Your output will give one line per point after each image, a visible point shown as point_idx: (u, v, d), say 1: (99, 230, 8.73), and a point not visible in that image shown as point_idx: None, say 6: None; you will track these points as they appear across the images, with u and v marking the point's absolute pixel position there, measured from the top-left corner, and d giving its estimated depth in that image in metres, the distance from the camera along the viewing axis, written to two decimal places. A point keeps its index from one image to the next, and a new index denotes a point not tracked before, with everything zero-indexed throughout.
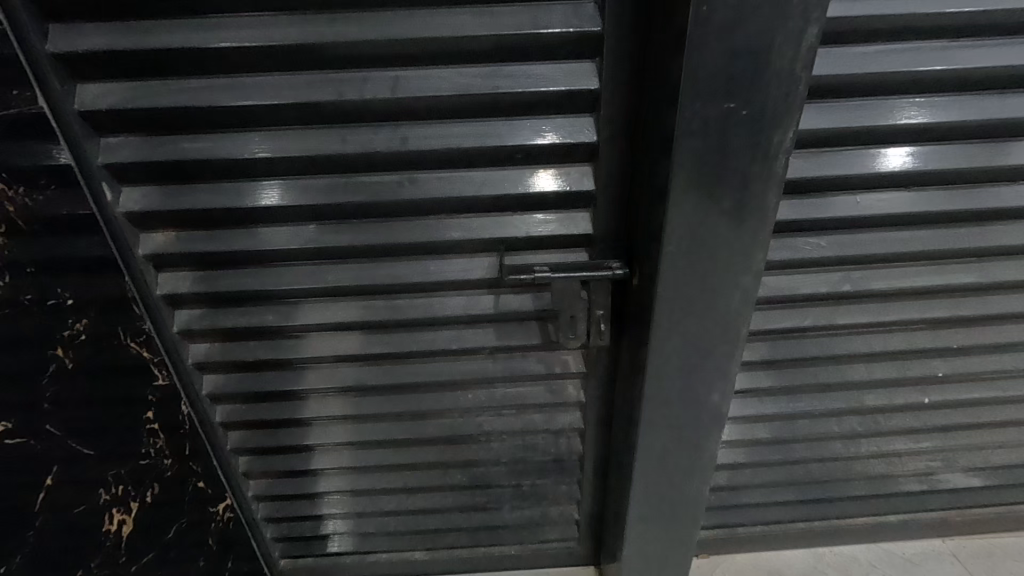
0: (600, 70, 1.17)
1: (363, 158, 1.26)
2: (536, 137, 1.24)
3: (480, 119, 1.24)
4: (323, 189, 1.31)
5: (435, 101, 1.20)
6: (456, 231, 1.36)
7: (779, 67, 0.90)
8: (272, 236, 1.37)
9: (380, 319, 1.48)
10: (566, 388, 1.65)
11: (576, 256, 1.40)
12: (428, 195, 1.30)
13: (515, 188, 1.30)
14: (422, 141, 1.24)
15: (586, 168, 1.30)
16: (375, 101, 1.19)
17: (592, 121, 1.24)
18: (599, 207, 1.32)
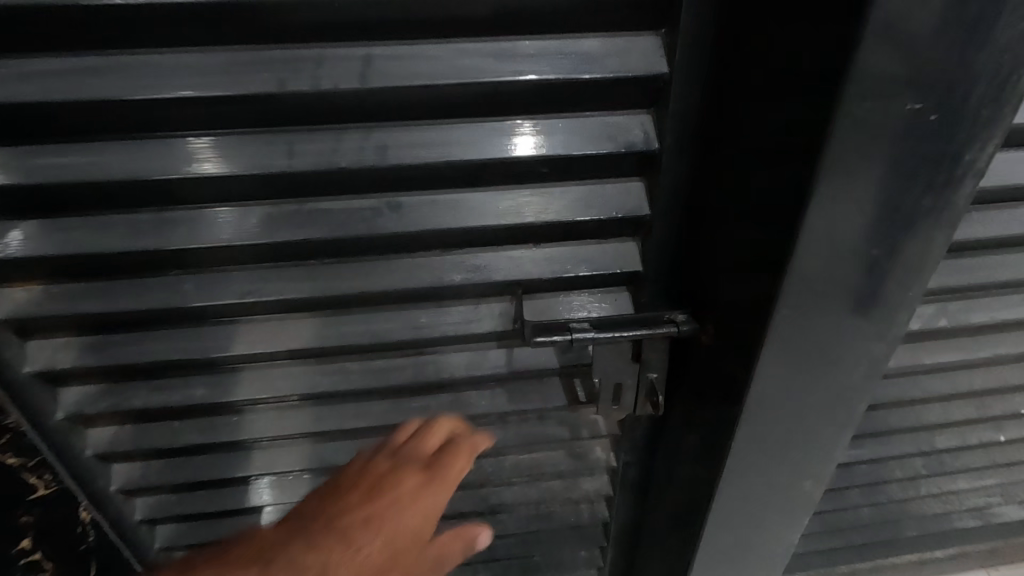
0: (671, 49, 0.80)
1: (323, 178, 0.86)
2: (571, 144, 0.87)
3: (493, 118, 0.86)
4: (265, 222, 0.90)
5: (430, 92, 0.81)
6: (459, 271, 0.99)
7: (1002, 45, 0.56)
8: (195, 286, 0.95)
9: (355, 388, 1.10)
10: (592, 451, 1.32)
11: (618, 299, 1.04)
12: (420, 226, 0.92)
13: (539, 214, 0.93)
14: (410, 151, 0.85)
15: (637, 184, 0.94)
16: (338, 93, 0.79)
17: (652, 121, 0.87)
18: (653, 238, 0.97)
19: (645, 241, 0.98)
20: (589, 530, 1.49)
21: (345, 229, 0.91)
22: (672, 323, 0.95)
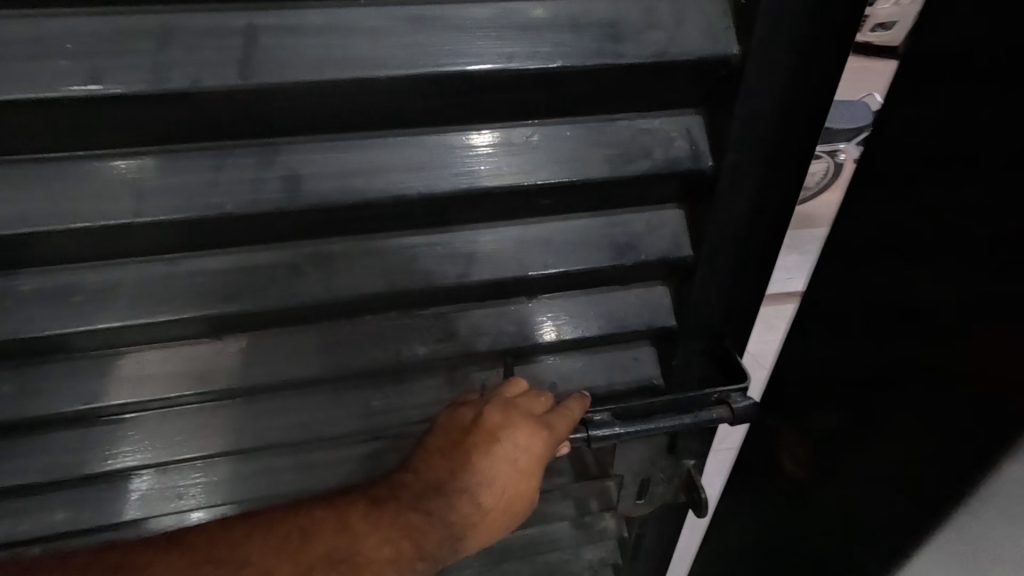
0: (746, 19, 0.51)
1: (203, 226, 0.55)
2: (583, 165, 0.59)
3: (465, 127, 0.56)
4: (118, 291, 0.58)
5: (366, 89, 0.50)
6: (425, 340, 0.70)
7: None
8: (13, 391, 0.62)
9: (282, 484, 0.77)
10: (601, 522, 1.06)
11: (641, 360, 0.76)
12: (364, 288, 0.62)
13: (535, 264, 0.65)
14: (338, 182, 0.55)
15: (676, 214, 0.66)
16: (210, 94, 0.48)
17: (704, 127, 0.59)
18: (695, 290, 0.70)
19: (682, 291, 0.71)
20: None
21: (247, 298, 0.61)
22: (724, 405, 0.73)
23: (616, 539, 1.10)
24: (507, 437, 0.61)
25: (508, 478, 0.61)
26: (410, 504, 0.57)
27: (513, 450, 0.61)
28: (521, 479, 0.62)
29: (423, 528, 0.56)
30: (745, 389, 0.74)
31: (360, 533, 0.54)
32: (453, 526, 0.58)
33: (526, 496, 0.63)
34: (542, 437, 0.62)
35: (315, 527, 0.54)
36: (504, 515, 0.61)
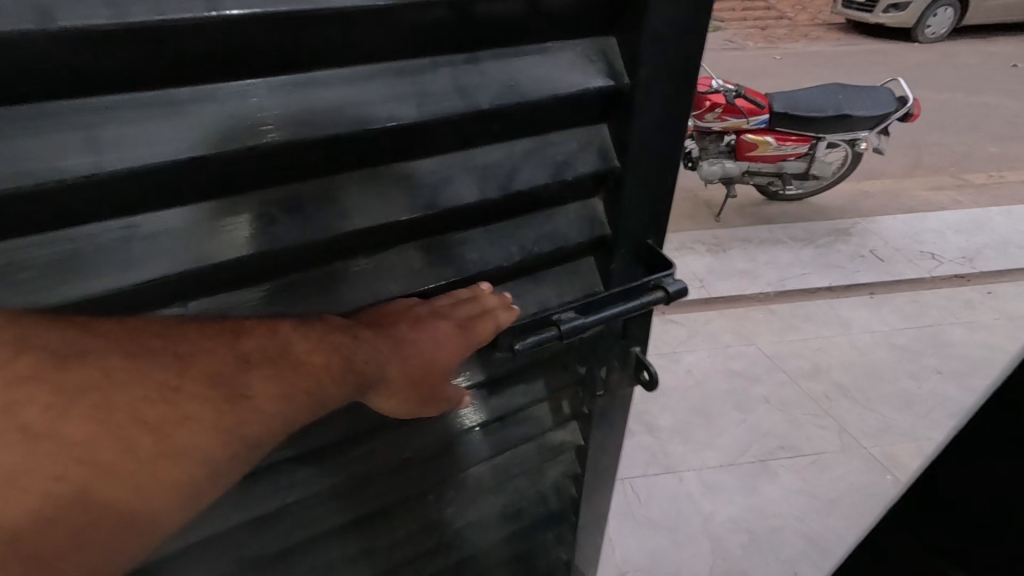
0: None
1: (160, 177, 0.57)
2: (523, 86, 0.69)
3: (415, 63, 0.65)
4: (66, 264, 0.57)
5: (321, 20, 0.57)
6: (394, 280, 0.75)
7: None
8: None
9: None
10: (557, 437, 1.14)
11: (582, 267, 0.88)
12: (331, 231, 0.67)
13: (491, 184, 0.74)
14: (302, 117, 0.61)
15: (602, 130, 0.79)
16: (173, 32, 0.52)
17: (616, 48, 0.73)
18: (624, 197, 0.82)
19: (615, 201, 0.83)
20: (558, 518, 1.25)
21: (206, 257, 0.62)
22: (659, 289, 0.83)
23: (573, 451, 1.18)
24: (432, 320, 0.72)
25: (426, 338, 0.70)
26: (341, 332, 0.65)
27: (437, 326, 0.71)
28: (440, 343, 0.71)
29: (351, 349, 0.65)
30: (673, 273, 0.84)
31: (292, 341, 0.62)
32: (377, 353, 0.67)
33: (446, 360, 0.72)
34: (460, 330, 0.72)
35: (246, 329, 0.60)
36: (422, 368, 0.71)
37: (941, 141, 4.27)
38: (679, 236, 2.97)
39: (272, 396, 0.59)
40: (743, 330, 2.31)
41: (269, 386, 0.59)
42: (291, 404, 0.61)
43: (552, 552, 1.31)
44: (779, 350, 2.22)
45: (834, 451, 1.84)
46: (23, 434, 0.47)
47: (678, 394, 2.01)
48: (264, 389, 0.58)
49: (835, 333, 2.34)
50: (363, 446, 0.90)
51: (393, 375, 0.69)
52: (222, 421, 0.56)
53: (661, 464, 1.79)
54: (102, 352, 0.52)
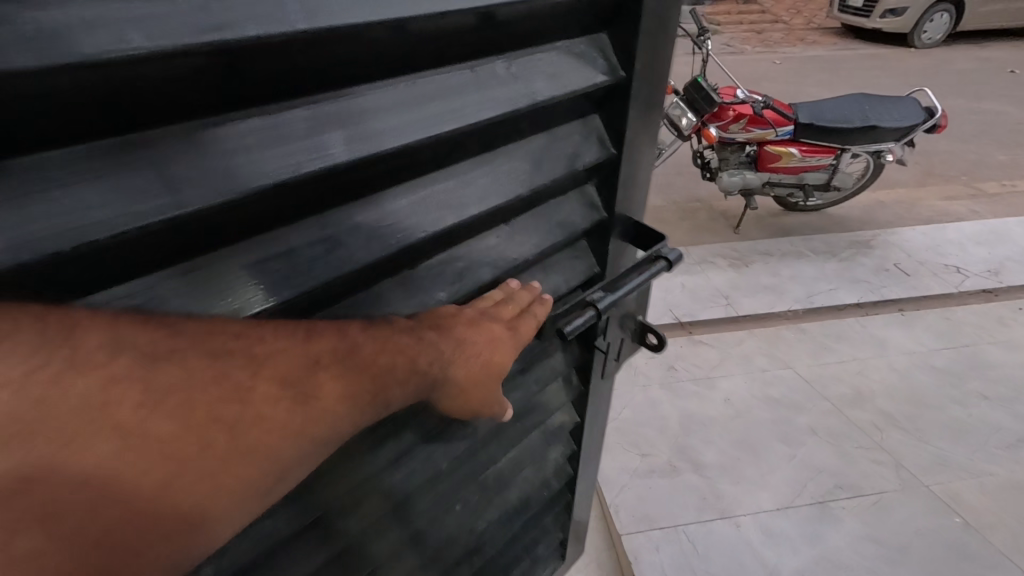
0: None
1: (242, 209, 0.52)
2: (552, 86, 0.74)
3: (462, 67, 0.65)
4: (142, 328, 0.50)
5: (404, 28, 0.56)
6: (436, 288, 0.74)
7: None
8: None
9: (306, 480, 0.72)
10: (561, 421, 1.19)
11: (580, 249, 0.96)
12: (391, 245, 0.66)
13: (522, 183, 0.78)
14: (376, 129, 0.59)
15: (596, 120, 0.86)
16: (268, 47, 0.48)
17: (608, 43, 0.80)
18: (620, 179, 0.91)
19: (612, 185, 0.91)
20: (553, 500, 1.29)
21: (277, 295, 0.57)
22: (659, 258, 0.91)
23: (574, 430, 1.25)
24: (484, 324, 0.68)
25: (481, 345, 0.66)
26: (406, 333, 0.60)
27: (490, 328, 0.68)
28: (493, 347, 0.67)
29: (420, 350, 0.60)
30: (666, 242, 0.93)
31: (361, 343, 0.55)
32: (438, 353, 0.62)
33: (501, 364, 0.67)
34: (508, 331, 0.69)
35: (314, 329, 0.53)
36: (479, 372, 0.66)
37: (952, 146, 4.25)
38: (698, 250, 3.05)
39: (347, 400, 0.52)
40: (776, 351, 2.37)
41: (342, 390, 0.52)
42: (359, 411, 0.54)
43: (551, 538, 1.36)
44: (820, 374, 2.18)
45: (895, 490, 1.72)
46: (118, 434, 0.40)
47: (720, 425, 1.94)
48: (338, 394, 0.52)
49: (872, 355, 2.30)
50: (403, 471, 0.87)
51: (453, 382, 0.64)
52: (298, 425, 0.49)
53: (714, 509, 1.67)
54: (181, 349, 0.44)
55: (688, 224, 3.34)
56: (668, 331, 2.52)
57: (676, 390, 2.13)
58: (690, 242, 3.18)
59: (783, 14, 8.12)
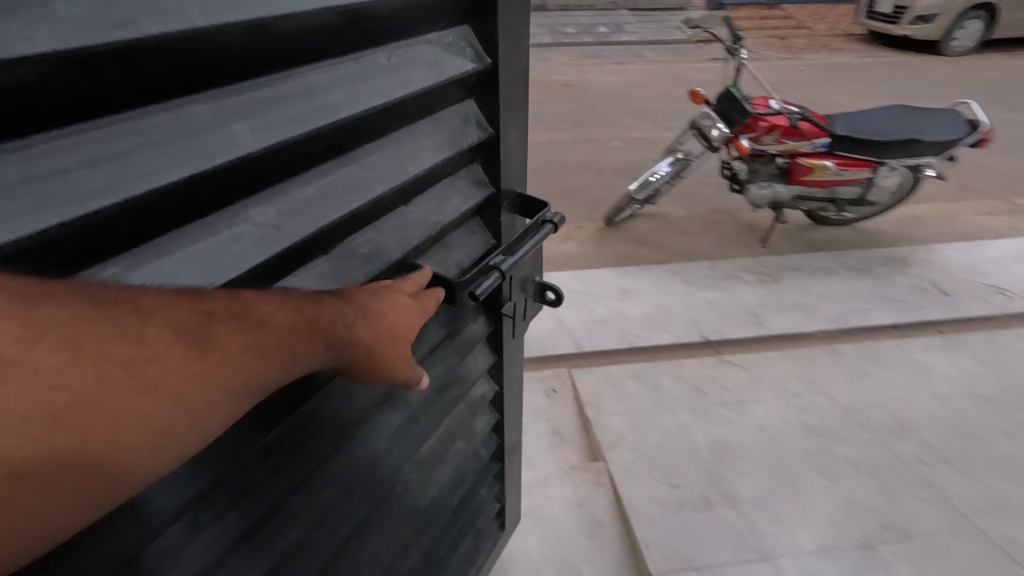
0: None
1: (155, 205, 0.51)
2: (433, 76, 0.75)
3: (346, 58, 0.66)
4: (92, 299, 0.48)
5: (293, 22, 0.57)
6: (338, 273, 0.70)
7: None
8: None
9: (246, 474, 0.70)
10: (476, 392, 1.18)
11: (476, 224, 0.95)
12: (303, 230, 0.64)
13: (415, 167, 0.77)
14: (280, 117, 0.59)
15: (468, 104, 0.86)
16: (168, 43, 0.48)
17: (472, 34, 0.82)
18: (499, 158, 0.93)
19: (493, 162, 0.92)
20: (485, 468, 1.32)
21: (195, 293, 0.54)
22: (549, 222, 0.94)
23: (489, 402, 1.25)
24: (386, 292, 0.61)
25: (394, 308, 0.60)
26: (302, 294, 0.52)
27: (394, 295, 0.61)
28: (405, 310, 0.61)
29: (317, 311, 0.52)
30: (548, 208, 0.97)
31: (260, 300, 0.48)
32: (353, 316, 0.55)
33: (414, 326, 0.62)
34: (414, 299, 0.64)
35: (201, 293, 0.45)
36: (395, 337, 0.59)
37: (990, 159, 4.10)
38: (726, 263, 2.95)
39: (252, 356, 0.45)
40: (812, 375, 2.25)
41: (247, 346, 0.45)
42: (265, 370, 0.47)
43: (491, 506, 1.41)
44: (857, 401, 2.08)
45: (946, 533, 1.62)
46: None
47: (754, 455, 1.84)
48: (247, 352, 0.45)
49: (913, 381, 2.19)
50: (340, 456, 0.85)
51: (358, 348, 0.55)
52: (194, 386, 0.41)
53: (753, 548, 1.58)
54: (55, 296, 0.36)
55: (715, 236, 3.24)
56: (696, 351, 2.42)
57: (705, 414, 2.04)
58: (718, 255, 3.07)
59: (807, 20, 7.97)
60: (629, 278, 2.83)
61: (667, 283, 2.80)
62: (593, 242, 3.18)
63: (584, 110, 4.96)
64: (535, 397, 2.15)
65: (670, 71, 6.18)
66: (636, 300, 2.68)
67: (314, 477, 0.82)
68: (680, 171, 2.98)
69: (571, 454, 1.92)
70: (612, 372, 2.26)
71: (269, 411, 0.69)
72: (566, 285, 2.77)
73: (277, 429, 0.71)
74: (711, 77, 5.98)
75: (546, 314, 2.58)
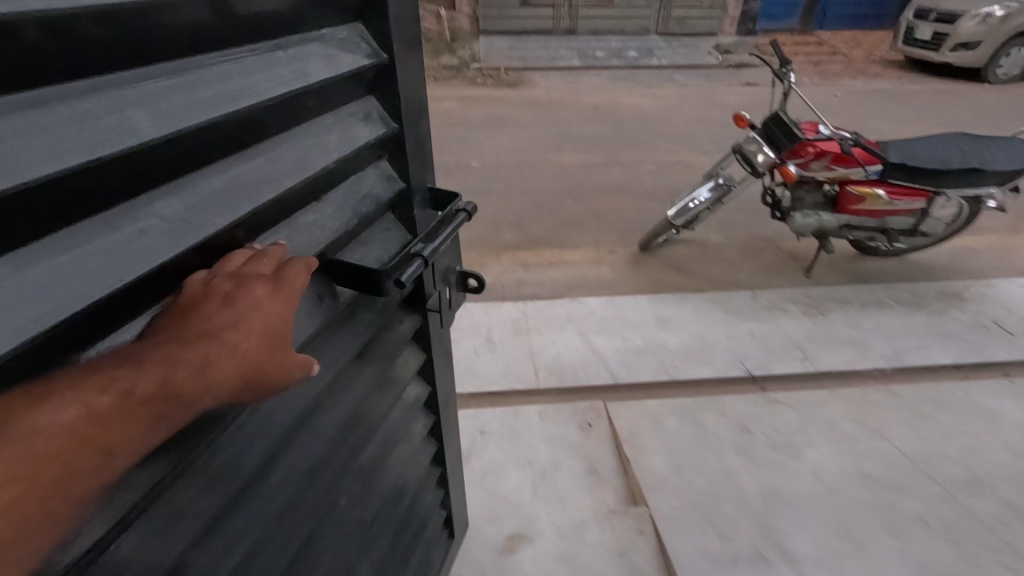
0: None
1: (49, 196, 0.48)
2: (336, 68, 0.77)
3: (236, 51, 0.65)
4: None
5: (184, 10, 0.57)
6: None
7: None
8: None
9: (181, 492, 0.66)
10: (410, 392, 1.19)
11: (391, 220, 0.96)
12: (215, 222, 0.63)
13: (324, 159, 0.78)
14: (180, 105, 0.58)
15: (370, 102, 0.88)
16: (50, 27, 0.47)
17: (365, 34, 0.84)
18: (406, 153, 0.96)
19: (400, 159, 0.95)
20: (425, 478, 1.33)
21: (91, 294, 0.52)
22: (462, 211, 1.02)
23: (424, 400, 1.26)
24: (242, 294, 0.58)
25: (262, 312, 0.59)
26: (125, 366, 0.47)
27: (251, 295, 0.58)
28: (279, 308, 0.61)
29: (173, 350, 0.50)
30: (456, 198, 1.04)
31: (60, 403, 0.42)
32: (223, 339, 0.54)
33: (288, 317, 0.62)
34: (277, 291, 0.61)
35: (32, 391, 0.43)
36: (272, 336, 0.59)
37: None
38: (768, 293, 2.81)
39: (97, 454, 0.43)
40: (866, 417, 2.09)
41: (95, 436, 0.43)
42: (121, 452, 0.45)
43: (435, 515, 1.43)
44: (921, 448, 1.94)
45: None
46: None
47: (811, 508, 1.72)
48: (98, 442, 0.43)
49: (980, 429, 2.03)
50: (280, 469, 0.82)
51: (231, 375, 0.54)
52: (59, 491, 0.41)
53: None
54: None
55: (754, 264, 3.11)
56: (739, 386, 2.28)
57: (753, 456, 1.91)
58: (757, 284, 2.94)
59: (842, 46, 7.85)
60: (665, 306, 2.71)
61: (706, 312, 2.67)
62: (627, 268, 3.07)
63: (616, 133, 4.90)
64: (568, 430, 2.04)
65: (703, 95, 6.10)
66: (673, 329, 2.56)
67: (254, 491, 0.78)
68: (721, 198, 2.88)
69: (608, 495, 1.80)
70: (649, 407, 2.13)
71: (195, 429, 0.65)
72: (599, 311, 2.67)
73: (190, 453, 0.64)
74: (745, 101, 5.88)
75: (579, 341, 2.47)
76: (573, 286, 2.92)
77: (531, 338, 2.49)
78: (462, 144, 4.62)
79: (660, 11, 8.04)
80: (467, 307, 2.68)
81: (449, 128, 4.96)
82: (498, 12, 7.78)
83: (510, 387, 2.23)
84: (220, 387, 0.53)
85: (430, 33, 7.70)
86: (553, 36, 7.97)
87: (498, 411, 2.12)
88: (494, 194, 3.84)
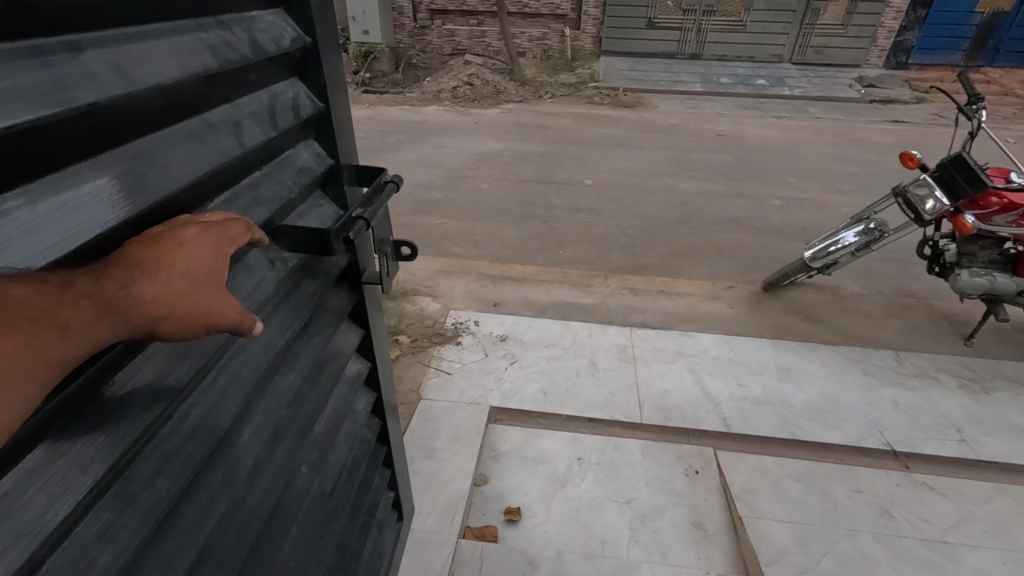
0: None
1: (42, 139, 0.48)
2: (269, 45, 0.78)
3: (187, 23, 0.66)
4: None
5: None
6: None
7: None
8: None
9: (160, 444, 0.63)
10: (352, 367, 1.15)
11: (319, 193, 0.96)
12: (182, 175, 0.63)
13: (261, 128, 0.78)
14: (152, 64, 0.59)
15: (296, 84, 0.88)
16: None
17: (288, 17, 0.84)
18: (333, 132, 0.95)
19: (329, 135, 0.95)
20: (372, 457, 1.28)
21: (86, 231, 0.51)
22: (392, 184, 1.04)
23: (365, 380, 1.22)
24: (169, 235, 0.54)
25: (192, 243, 0.55)
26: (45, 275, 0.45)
27: (180, 235, 0.55)
28: (211, 244, 0.57)
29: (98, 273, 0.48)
30: (383, 173, 1.05)
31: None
32: (146, 263, 0.51)
33: (224, 253, 0.58)
34: (206, 233, 0.57)
35: None
36: (206, 266, 0.55)
37: None
38: (915, 358, 2.45)
39: (51, 329, 0.42)
40: None
41: (38, 316, 0.42)
42: (63, 341, 0.43)
43: (384, 497, 1.39)
44: None
45: None
46: None
47: None
48: (41, 323, 0.42)
49: None
50: (245, 430, 0.78)
51: (157, 303, 0.50)
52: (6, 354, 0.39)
53: None
54: None
55: (899, 321, 2.74)
56: (878, 460, 1.98)
57: (896, 548, 1.65)
58: (903, 346, 2.58)
59: (1017, 87, 6.91)
60: (788, 355, 2.46)
61: (838, 368, 2.39)
62: (744, 309, 2.83)
63: (739, 164, 4.62)
64: (672, 474, 1.89)
65: (843, 131, 5.60)
66: (798, 381, 2.30)
67: (225, 452, 0.74)
68: (871, 243, 2.57)
69: (716, 556, 1.66)
70: (766, 464, 1.92)
71: (153, 383, 0.62)
72: (714, 351, 2.48)
73: (157, 406, 0.61)
74: (896, 141, 5.31)
75: (689, 379, 2.30)
76: (684, 319, 2.74)
77: (636, 367, 2.36)
78: (577, 161, 4.58)
79: (797, 38, 7.56)
80: (571, 326, 2.60)
81: (563, 145, 4.95)
82: (623, 33, 7.72)
83: (611, 416, 2.11)
84: (142, 309, 0.50)
85: (552, 51, 7.81)
86: (677, 59, 7.77)
87: (597, 440, 2.01)
88: (606, 214, 3.74)
